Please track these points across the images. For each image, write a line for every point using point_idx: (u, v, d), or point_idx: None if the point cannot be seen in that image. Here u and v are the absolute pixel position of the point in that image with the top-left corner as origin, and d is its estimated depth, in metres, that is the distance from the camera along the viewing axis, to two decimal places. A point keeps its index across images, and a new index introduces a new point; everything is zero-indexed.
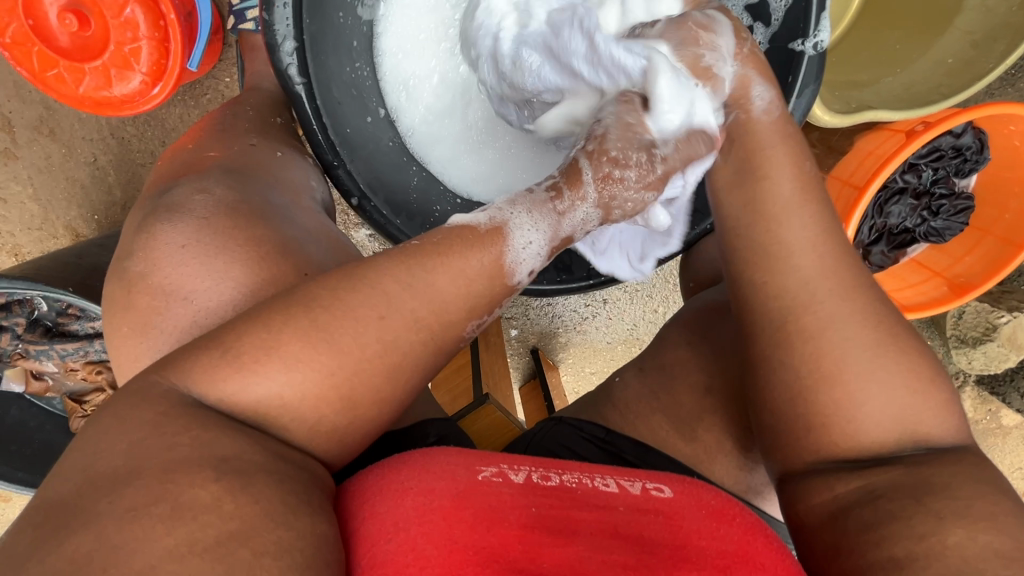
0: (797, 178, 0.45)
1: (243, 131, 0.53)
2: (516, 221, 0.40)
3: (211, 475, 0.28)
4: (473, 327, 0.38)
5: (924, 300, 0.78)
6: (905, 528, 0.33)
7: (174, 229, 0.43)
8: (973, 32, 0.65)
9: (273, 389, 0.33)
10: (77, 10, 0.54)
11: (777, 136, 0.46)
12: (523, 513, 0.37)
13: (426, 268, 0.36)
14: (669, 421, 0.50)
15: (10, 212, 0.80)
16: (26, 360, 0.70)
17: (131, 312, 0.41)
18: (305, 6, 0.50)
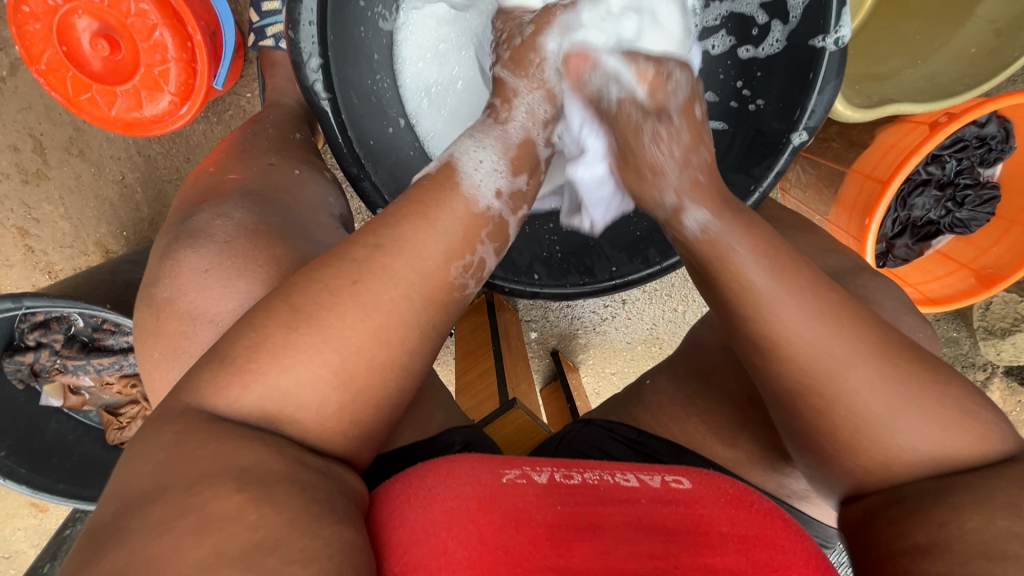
0: (772, 271, 0.39)
1: (263, 151, 0.54)
2: (462, 150, 0.42)
3: (234, 486, 0.29)
4: (457, 270, 0.37)
5: (952, 293, 0.78)
6: (925, 518, 0.34)
7: (196, 254, 0.44)
8: (996, 20, 0.64)
9: (304, 402, 0.33)
10: (109, 35, 0.56)
11: (735, 243, 0.40)
12: (548, 510, 0.37)
13: (391, 223, 0.37)
14: (700, 421, 0.51)
15: (44, 230, 0.82)
16: (63, 375, 0.71)
17: (161, 338, 0.43)
18: (329, 22, 0.51)
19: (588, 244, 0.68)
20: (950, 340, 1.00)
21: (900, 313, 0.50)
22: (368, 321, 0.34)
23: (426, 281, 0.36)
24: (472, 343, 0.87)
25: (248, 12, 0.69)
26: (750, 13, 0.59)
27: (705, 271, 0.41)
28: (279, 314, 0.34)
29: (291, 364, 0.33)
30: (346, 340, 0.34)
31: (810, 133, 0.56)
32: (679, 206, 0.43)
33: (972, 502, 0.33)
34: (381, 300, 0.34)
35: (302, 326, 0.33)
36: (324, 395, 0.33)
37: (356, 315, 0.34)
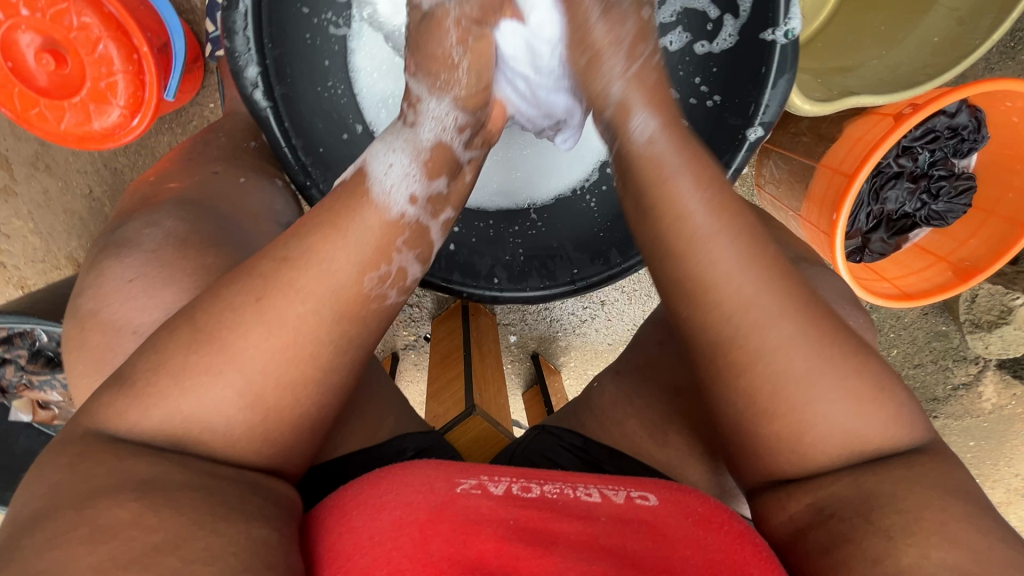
0: (707, 201, 0.40)
1: (211, 158, 0.55)
2: (373, 155, 0.41)
3: (130, 495, 0.29)
4: (372, 282, 0.37)
5: (928, 286, 0.75)
6: (857, 550, 0.34)
7: (123, 263, 0.44)
8: (958, 8, 0.62)
9: (210, 414, 0.33)
10: (54, 50, 0.56)
11: (678, 159, 0.41)
12: (500, 527, 0.36)
13: (299, 236, 0.36)
14: (641, 424, 0.50)
15: (14, 246, 0.82)
16: (31, 390, 0.72)
17: (85, 349, 0.43)
18: (266, 30, 0.51)
19: (551, 246, 0.67)
20: (940, 334, 0.97)
21: (846, 307, 0.50)
22: (272, 330, 0.34)
23: (337, 292, 0.35)
24: (446, 348, 0.87)
25: (205, 22, 0.68)
26: (703, 8, 0.58)
27: (638, 184, 0.42)
28: (186, 332, 0.34)
29: (204, 369, 0.33)
30: (249, 348, 0.33)
31: (766, 129, 0.55)
32: (625, 111, 0.43)
33: (904, 531, 0.33)
34: (287, 316, 0.34)
35: (217, 333, 0.34)
36: (231, 414, 0.33)
37: (259, 332, 0.34)
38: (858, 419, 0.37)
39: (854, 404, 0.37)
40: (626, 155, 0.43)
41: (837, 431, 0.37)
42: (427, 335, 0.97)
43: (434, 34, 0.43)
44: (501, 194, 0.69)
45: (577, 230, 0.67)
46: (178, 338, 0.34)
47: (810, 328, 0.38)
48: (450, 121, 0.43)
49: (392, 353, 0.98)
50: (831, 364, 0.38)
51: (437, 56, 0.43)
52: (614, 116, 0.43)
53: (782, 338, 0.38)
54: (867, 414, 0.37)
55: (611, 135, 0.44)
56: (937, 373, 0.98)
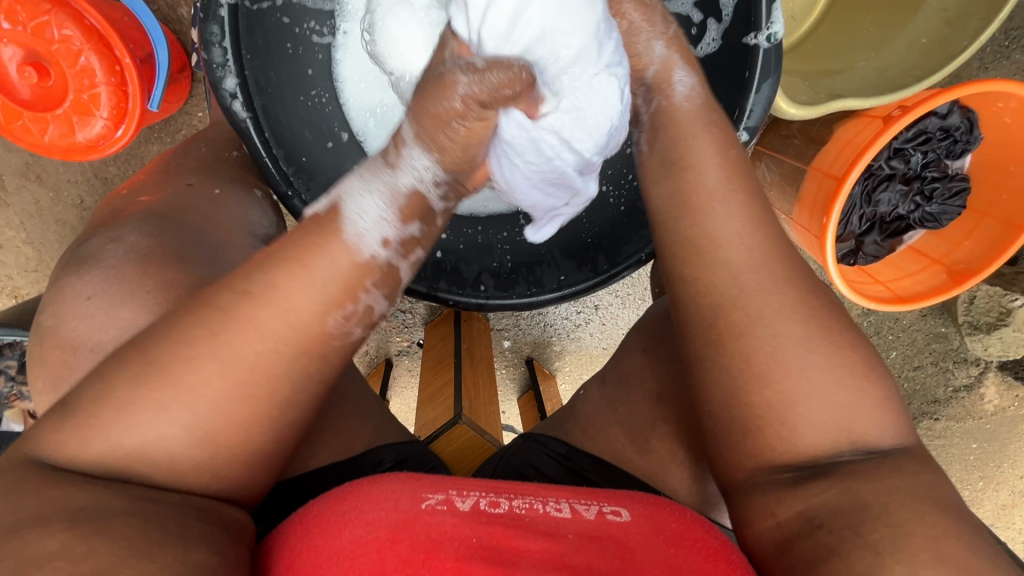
0: (724, 165, 0.44)
1: (187, 170, 0.57)
2: (348, 194, 0.39)
3: (62, 525, 0.30)
4: (336, 321, 0.36)
5: (923, 289, 0.74)
6: (843, 566, 0.32)
7: (82, 281, 0.46)
8: (944, 10, 0.62)
9: (157, 436, 0.33)
10: (37, 63, 0.56)
11: (698, 125, 0.46)
12: (462, 544, 0.36)
13: (262, 270, 0.36)
14: (625, 434, 0.50)
15: (7, 256, 0.83)
16: (22, 400, 0.72)
17: (43, 366, 0.45)
18: (244, 41, 0.50)
19: (539, 252, 0.66)
20: (939, 335, 0.96)
21: None
22: (209, 353, 0.34)
23: (299, 329, 0.35)
24: (437, 355, 0.87)
25: (191, 32, 0.69)
26: (686, 13, 0.57)
27: (671, 137, 0.46)
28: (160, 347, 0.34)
29: (167, 389, 0.34)
30: (218, 364, 0.34)
31: (752, 133, 0.53)
32: (664, 71, 0.49)
33: (893, 548, 0.31)
34: (243, 346, 0.35)
35: (173, 349, 0.34)
36: (195, 432, 0.34)
37: (213, 368, 0.34)
38: (839, 428, 0.36)
39: (835, 414, 0.37)
40: (669, 111, 0.48)
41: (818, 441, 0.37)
42: (420, 341, 0.97)
43: (435, 91, 0.38)
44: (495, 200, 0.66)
45: (564, 235, 0.65)
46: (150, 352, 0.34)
47: (789, 338, 0.38)
48: (431, 171, 0.41)
49: (386, 359, 0.98)
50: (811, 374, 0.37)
51: (433, 114, 0.39)
52: (654, 73, 0.49)
53: (758, 347, 0.38)
54: (846, 429, 0.36)
55: (652, 94, 0.49)
56: (938, 375, 0.97)
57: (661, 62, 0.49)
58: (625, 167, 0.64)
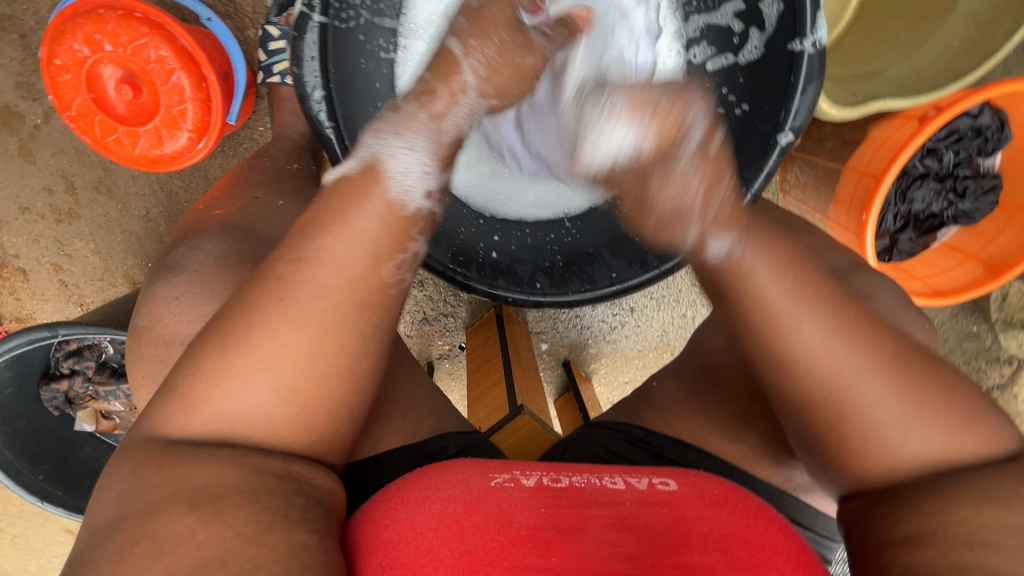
0: (789, 289, 0.41)
1: (254, 184, 0.60)
2: (387, 150, 0.42)
3: (186, 508, 0.32)
4: (389, 271, 0.39)
5: (959, 284, 0.76)
6: (919, 512, 0.36)
7: (170, 284, 0.49)
8: (976, 14, 0.65)
9: (286, 413, 0.36)
10: (133, 81, 0.61)
11: (758, 276, 0.42)
12: (532, 514, 0.37)
13: (306, 235, 0.38)
14: (710, 421, 0.52)
15: (75, 265, 0.87)
16: (96, 401, 0.76)
17: (142, 362, 0.48)
18: (331, 58, 0.55)
19: (588, 251, 0.69)
20: (970, 334, 0.97)
21: (903, 310, 0.52)
22: (308, 342, 0.37)
23: (359, 283, 0.38)
24: (482, 355, 0.90)
25: (258, 52, 0.73)
26: (727, 23, 0.61)
27: (723, 288, 0.44)
28: (281, 314, 0.36)
29: (279, 363, 0.36)
30: (345, 345, 0.37)
31: (797, 133, 0.57)
32: (702, 238, 0.43)
33: (961, 496, 0.36)
34: (356, 318, 0.38)
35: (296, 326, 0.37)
36: (321, 406, 0.37)
37: (288, 328, 0.36)
38: (931, 403, 0.39)
39: (922, 392, 0.39)
40: (704, 270, 0.44)
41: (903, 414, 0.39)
42: (462, 344, 1.00)
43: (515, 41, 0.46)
44: (540, 206, 0.70)
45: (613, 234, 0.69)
46: (273, 328, 0.36)
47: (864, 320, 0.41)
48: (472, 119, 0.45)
49: (429, 362, 1.01)
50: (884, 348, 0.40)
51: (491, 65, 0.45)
52: (693, 237, 0.44)
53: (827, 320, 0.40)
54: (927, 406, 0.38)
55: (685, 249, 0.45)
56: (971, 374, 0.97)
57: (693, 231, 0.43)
58: None
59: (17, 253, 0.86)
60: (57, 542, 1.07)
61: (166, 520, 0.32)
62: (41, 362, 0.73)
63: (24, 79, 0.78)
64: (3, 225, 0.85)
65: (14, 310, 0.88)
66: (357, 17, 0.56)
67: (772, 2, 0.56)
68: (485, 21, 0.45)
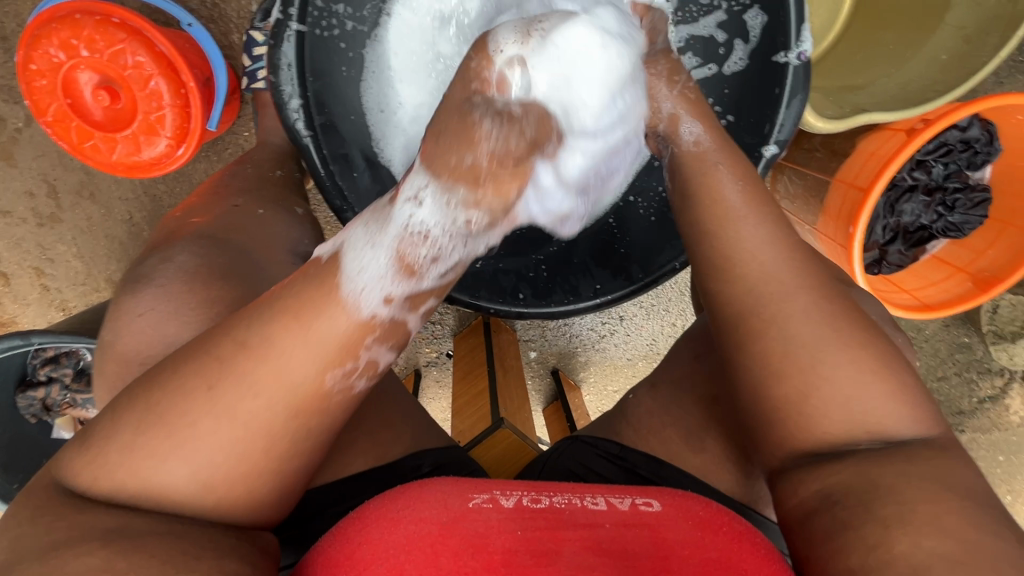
0: (744, 189, 0.45)
1: (237, 191, 0.59)
2: (352, 243, 0.40)
3: (98, 544, 0.32)
4: (335, 378, 0.37)
5: (948, 297, 0.75)
6: (857, 538, 0.33)
7: (138, 299, 0.48)
8: (965, 27, 0.65)
9: (176, 475, 0.35)
10: (109, 86, 0.61)
11: (720, 153, 0.47)
12: (508, 537, 0.36)
13: (257, 320, 0.36)
14: (677, 432, 0.52)
15: (57, 270, 0.86)
16: (73, 408, 0.76)
17: (103, 379, 0.47)
18: (309, 67, 0.54)
19: (573, 262, 0.68)
20: (962, 345, 0.96)
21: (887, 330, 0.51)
22: (203, 416, 0.35)
23: (293, 391, 0.36)
24: (469, 364, 0.89)
25: (242, 57, 0.73)
26: (710, 34, 0.60)
27: (685, 175, 0.47)
28: (184, 384, 0.36)
29: (162, 434, 0.35)
30: (246, 414, 0.35)
31: (781, 146, 0.56)
32: (674, 122, 0.50)
33: (901, 521, 0.33)
34: (238, 405, 0.35)
35: (181, 388, 0.36)
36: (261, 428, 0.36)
37: (210, 422, 0.35)
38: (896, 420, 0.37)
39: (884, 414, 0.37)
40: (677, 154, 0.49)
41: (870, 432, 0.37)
42: (449, 352, 0.99)
43: (459, 142, 0.40)
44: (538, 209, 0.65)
45: (597, 244, 0.68)
46: (169, 403, 0.35)
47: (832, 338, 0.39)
48: (444, 218, 0.41)
49: (415, 370, 1.00)
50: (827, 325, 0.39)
51: (446, 159, 0.40)
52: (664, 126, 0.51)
53: (775, 235, 0.43)
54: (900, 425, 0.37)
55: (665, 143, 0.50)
56: (963, 386, 0.96)
57: (669, 121, 0.50)
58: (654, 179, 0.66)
59: None
60: None
61: (71, 558, 0.31)
62: (18, 369, 0.72)
63: (5, 82, 0.77)
64: None
65: None
66: (340, 26, 0.55)
67: (757, 14, 0.56)
68: (462, 120, 0.41)
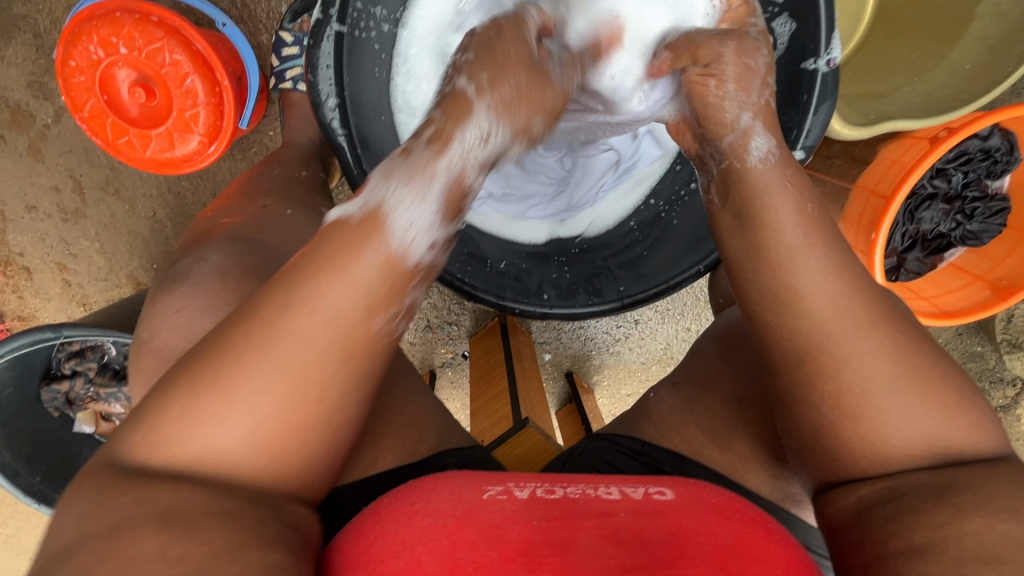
0: (803, 216, 0.41)
1: (261, 193, 0.60)
2: (391, 196, 0.36)
3: (153, 528, 0.29)
4: (383, 323, 0.35)
5: (966, 304, 0.76)
6: (926, 519, 0.34)
7: (171, 298, 0.49)
8: (987, 38, 0.65)
9: (231, 439, 0.32)
10: (146, 84, 0.62)
11: (779, 182, 0.42)
12: (524, 527, 0.35)
13: (293, 280, 0.34)
14: (703, 430, 0.52)
15: (80, 265, 0.87)
16: (96, 402, 0.76)
17: (139, 373, 0.46)
18: (346, 67, 0.55)
19: (595, 265, 0.69)
20: (975, 354, 0.96)
21: None
22: (271, 372, 0.32)
23: (349, 336, 0.34)
24: (485, 366, 0.89)
25: (271, 58, 0.74)
26: None
27: (745, 196, 0.43)
28: (224, 345, 0.33)
29: (204, 398, 0.32)
30: (310, 377, 0.33)
31: (808, 152, 0.57)
32: (749, 131, 0.44)
33: (975, 506, 0.33)
34: (293, 359, 0.33)
35: (221, 352, 0.33)
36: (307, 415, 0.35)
37: (261, 380, 0.32)
38: (930, 416, 0.37)
39: (918, 411, 0.38)
40: (737, 172, 0.44)
41: (915, 428, 0.37)
42: (465, 353, 0.99)
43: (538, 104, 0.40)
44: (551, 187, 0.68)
45: (621, 250, 0.69)
46: (219, 363, 0.32)
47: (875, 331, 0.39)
48: (503, 145, 0.38)
49: (430, 370, 1.00)
50: (866, 312, 0.39)
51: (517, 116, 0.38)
52: (731, 138, 0.44)
53: (830, 242, 0.41)
54: (951, 416, 0.38)
55: (725, 156, 0.45)
56: None
57: (744, 133, 0.44)
58: (677, 187, 0.68)
59: (22, 252, 0.86)
60: None
61: (131, 541, 0.28)
62: (42, 362, 0.72)
63: (36, 78, 0.78)
64: (10, 223, 0.85)
65: (16, 308, 0.88)
66: (377, 28, 0.56)
67: (784, 22, 0.56)
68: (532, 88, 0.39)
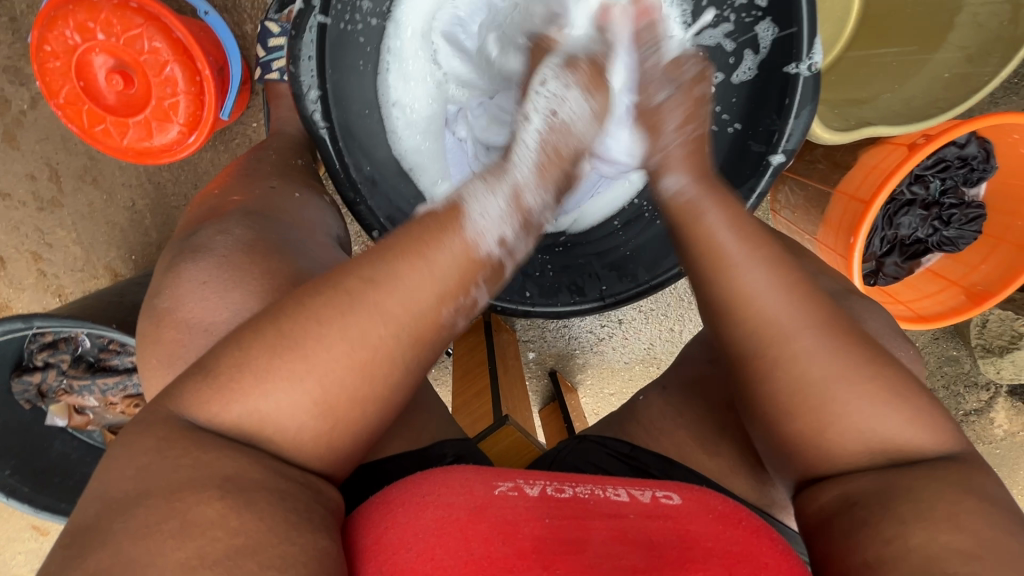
0: (771, 284, 0.42)
1: (267, 174, 0.59)
2: (471, 194, 0.43)
3: (216, 493, 0.31)
4: (449, 312, 0.39)
5: (942, 310, 0.77)
6: (873, 533, 0.34)
7: (197, 266, 0.48)
8: (967, 47, 0.67)
9: (284, 401, 0.35)
10: (124, 71, 0.61)
11: (720, 220, 0.45)
12: (537, 524, 0.35)
13: (383, 259, 0.38)
14: (693, 437, 0.53)
15: (55, 255, 0.85)
16: (70, 395, 0.75)
17: (159, 345, 0.46)
18: (328, 59, 0.54)
19: (579, 261, 0.69)
20: (950, 358, 0.98)
21: (887, 330, 0.53)
22: (341, 337, 0.36)
23: (418, 321, 0.37)
24: (467, 364, 0.89)
25: (256, 48, 0.73)
26: (717, 43, 0.62)
27: (684, 234, 0.46)
28: (298, 320, 0.36)
29: (272, 368, 0.35)
30: (326, 354, 0.35)
31: (789, 155, 0.57)
32: (665, 175, 0.48)
33: (917, 518, 0.34)
34: (369, 335, 0.36)
35: (290, 333, 0.35)
36: (304, 421, 0.35)
37: (341, 345, 0.35)
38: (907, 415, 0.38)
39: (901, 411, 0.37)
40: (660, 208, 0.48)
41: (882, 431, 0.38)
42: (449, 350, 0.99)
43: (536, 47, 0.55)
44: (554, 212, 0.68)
45: (608, 249, 0.69)
46: (291, 329, 0.35)
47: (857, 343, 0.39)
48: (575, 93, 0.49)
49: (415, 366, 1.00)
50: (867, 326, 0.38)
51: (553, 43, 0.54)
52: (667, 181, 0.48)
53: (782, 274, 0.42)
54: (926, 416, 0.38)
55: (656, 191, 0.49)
56: (950, 398, 0.98)
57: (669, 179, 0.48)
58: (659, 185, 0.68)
59: None
60: (20, 540, 1.04)
61: (145, 514, 0.30)
62: (14, 354, 0.72)
63: (12, 63, 0.76)
64: None
65: None
66: (364, 22, 0.57)
67: (768, 26, 0.56)
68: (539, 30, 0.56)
